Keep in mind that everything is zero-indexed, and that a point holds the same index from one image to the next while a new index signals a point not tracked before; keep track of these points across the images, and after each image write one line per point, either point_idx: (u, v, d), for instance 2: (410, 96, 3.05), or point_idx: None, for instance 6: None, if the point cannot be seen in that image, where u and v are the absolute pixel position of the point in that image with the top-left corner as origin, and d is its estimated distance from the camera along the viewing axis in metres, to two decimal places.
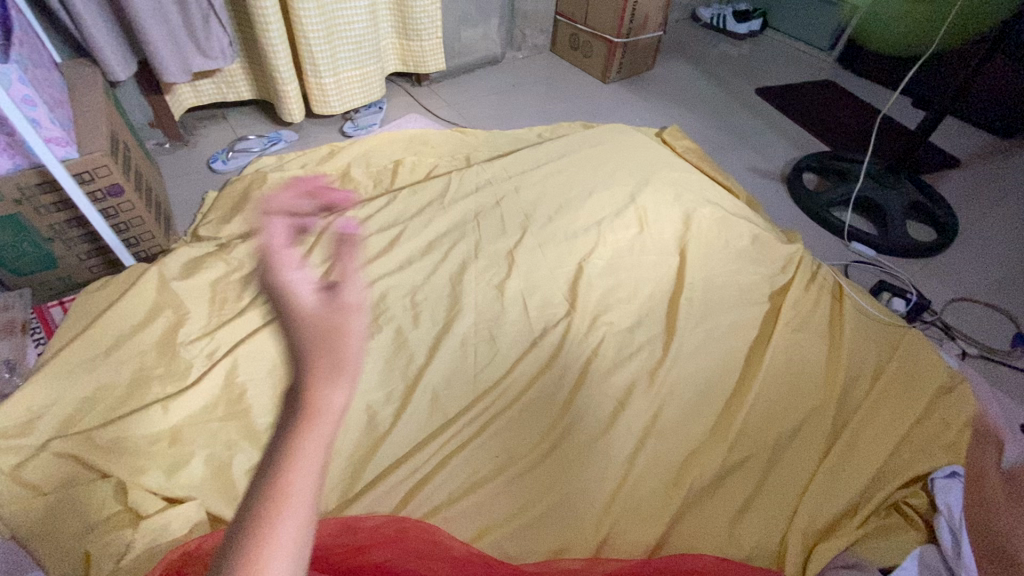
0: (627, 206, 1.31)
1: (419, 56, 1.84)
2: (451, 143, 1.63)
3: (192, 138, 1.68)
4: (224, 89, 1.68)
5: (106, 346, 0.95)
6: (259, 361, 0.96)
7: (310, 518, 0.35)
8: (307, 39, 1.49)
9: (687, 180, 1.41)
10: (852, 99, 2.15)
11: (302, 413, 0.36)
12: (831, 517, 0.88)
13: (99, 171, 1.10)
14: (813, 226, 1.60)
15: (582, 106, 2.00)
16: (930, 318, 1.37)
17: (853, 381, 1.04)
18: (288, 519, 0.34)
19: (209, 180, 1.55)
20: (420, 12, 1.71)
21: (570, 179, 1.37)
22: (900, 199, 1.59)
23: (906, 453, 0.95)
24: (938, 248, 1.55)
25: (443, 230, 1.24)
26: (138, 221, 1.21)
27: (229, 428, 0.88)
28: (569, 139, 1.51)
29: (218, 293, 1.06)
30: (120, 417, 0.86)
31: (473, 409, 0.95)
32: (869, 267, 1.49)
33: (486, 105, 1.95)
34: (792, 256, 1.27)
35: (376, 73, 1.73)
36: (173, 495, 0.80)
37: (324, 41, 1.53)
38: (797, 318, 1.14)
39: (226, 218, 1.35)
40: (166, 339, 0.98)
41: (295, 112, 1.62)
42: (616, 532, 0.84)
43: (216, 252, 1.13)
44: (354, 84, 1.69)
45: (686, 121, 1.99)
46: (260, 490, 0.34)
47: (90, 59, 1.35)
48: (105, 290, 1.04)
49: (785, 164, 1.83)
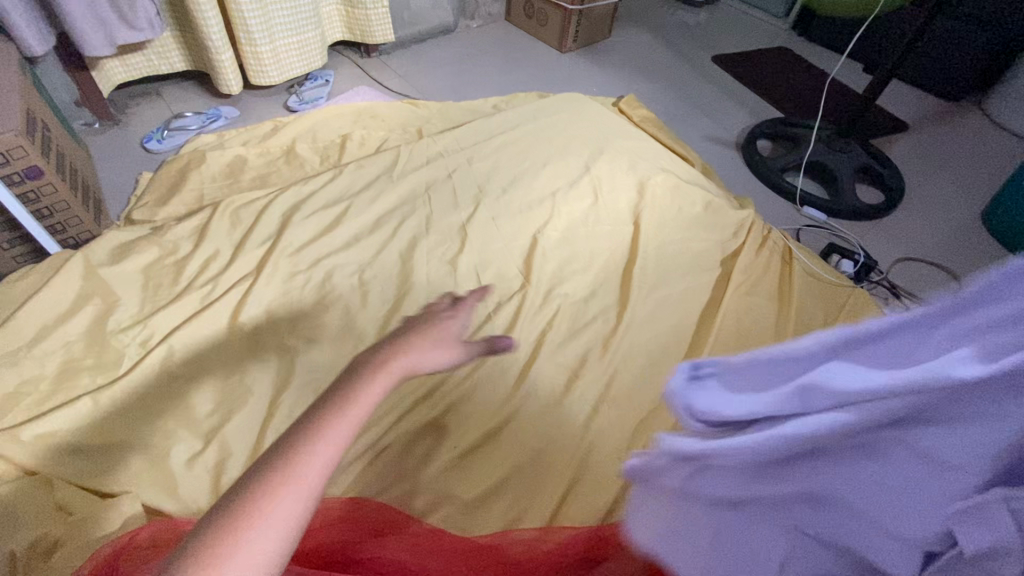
0: (581, 176, 1.29)
1: (366, 25, 1.76)
2: (402, 116, 1.58)
3: (124, 117, 1.58)
4: (156, 64, 1.58)
5: (29, 338, 0.89)
6: (198, 347, 0.92)
7: (303, 505, 0.43)
8: (237, 5, 1.41)
9: (641, 148, 1.40)
10: (805, 64, 2.16)
11: (326, 416, 0.46)
12: None
13: (13, 152, 1.02)
14: (767, 192, 1.62)
15: (538, 76, 1.96)
16: (878, 278, 1.40)
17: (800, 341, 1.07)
18: (288, 499, 0.42)
19: (144, 161, 1.46)
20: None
21: (523, 150, 1.35)
22: (850, 163, 1.62)
23: None
24: (885, 210, 1.59)
25: (392, 205, 1.20)
26: (63, 206, 1.13)
27: (167, 418, 0.84)
28: (523, 109, 1.48)
29: (152, 278, 1.01)
30: (46, 412, 0.81)
31: (425, 385, 0.93)
32: (820, 231, 1.52)
33: (439, 76, 1.89)
34: (744, 221, 1.28)
35: (318, 42, 1.65)
36: (107, 490, 0.76)
37: (257, 7, 1.45)
38: (747, 282, 1.15)
39: (162, 200, 1.28)
40: (95, 328, 0.92)
41: (232, 85, 1.55)
42: (570, 500, 0.84)
43: (149, 235, 1.07)
44: (293, 54, 1.62)
45: (643, 89, 1.98)
46: (271, 472, 0.43)
47: (0, 32, 1.24)
48: (26, 279, 0.98)
49: (741, 131, 1.84)
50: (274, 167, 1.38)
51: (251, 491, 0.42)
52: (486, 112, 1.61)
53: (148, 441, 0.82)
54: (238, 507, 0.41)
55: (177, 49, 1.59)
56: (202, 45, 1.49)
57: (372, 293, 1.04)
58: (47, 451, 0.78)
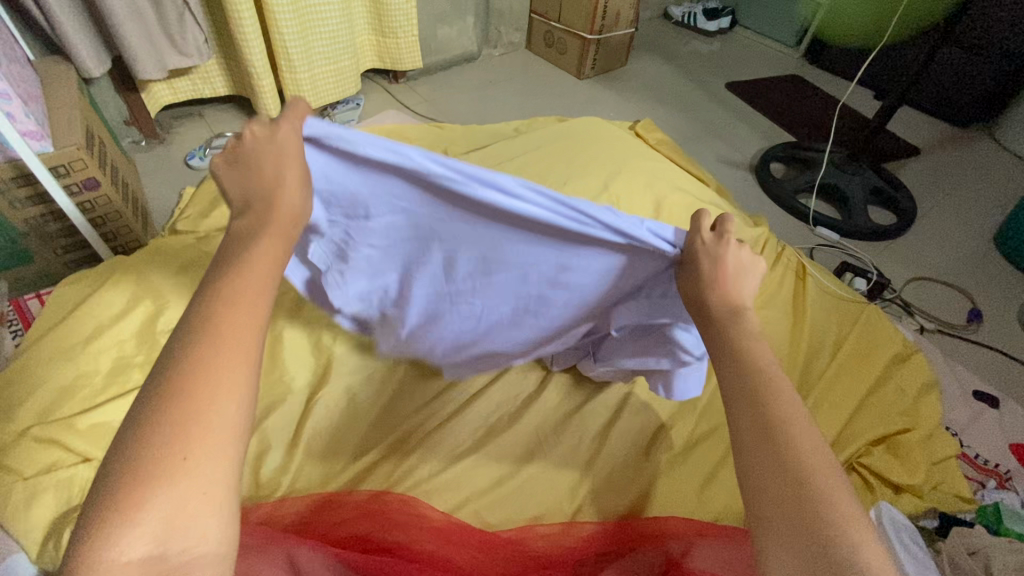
0: (600, 194, 1.34)
1: (396, 53, 1.86)
2: (429, 138, 1.66)
3: (169, 136, 1.68)
4: (201, 88, 1.68)
5: (85, 336, 0.95)
6: None
7: (201, 477, 0.35)
8: (280, 36, 1.51)
9: (658, 169, 1.46)
10: (816, 92, 2.23)
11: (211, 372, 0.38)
12: None
13: (75, 164, 1.10)
14: (781, 212, 1.66)
15: (557, 102, 2.05)
16: (891, 296, 1.42)
17: (816, 352, 1.09)
18: (182, 476, 0.34)
19: (186, 177, 1.55)
20: (396, 9, 1.73)
21: (544, 169, 1.41)
22: (861, 185, 1.66)
23: (868, 417, 0.99)
24: (898, 231, 1.62)
25: None
26: (115, 215, 1.21)
27: None
28: (544, 132, 1.55)
29: (197, 282, 1.07)
30: (101, 403, 0.87)
31: (453, 388, 0.97)
32: (833, 251, 1.55)
33: (463, 101, 1.98)
34: (759, 239, 1.32)
35: (351, 68, 1.75)
36: None
37: (298, 37, 1.55)
38: (764, 295, 1.18)
39: (204, 212, 1.36)
40: (145, 328, 0.98)
41: (270, 108, 1.64)
42: (592, 499, 0.87)
43: (194, 244, 1.14)
44: (329, 79, 1.71)
45: (659, 115, 2.05)
46: (143, 447, 0.35)
47: (64, 56, 1.34)
48: (83, 281, 1.04)
49: (755, 154, 1.89)
50: None
51: (146, 464, 0.34)
52: (509, 135, 1.68)
53: None
54: (127, 482, 0.34)
55: (221, 74, 1.69)
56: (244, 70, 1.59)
57: None
58: (100, 439, 0.83)
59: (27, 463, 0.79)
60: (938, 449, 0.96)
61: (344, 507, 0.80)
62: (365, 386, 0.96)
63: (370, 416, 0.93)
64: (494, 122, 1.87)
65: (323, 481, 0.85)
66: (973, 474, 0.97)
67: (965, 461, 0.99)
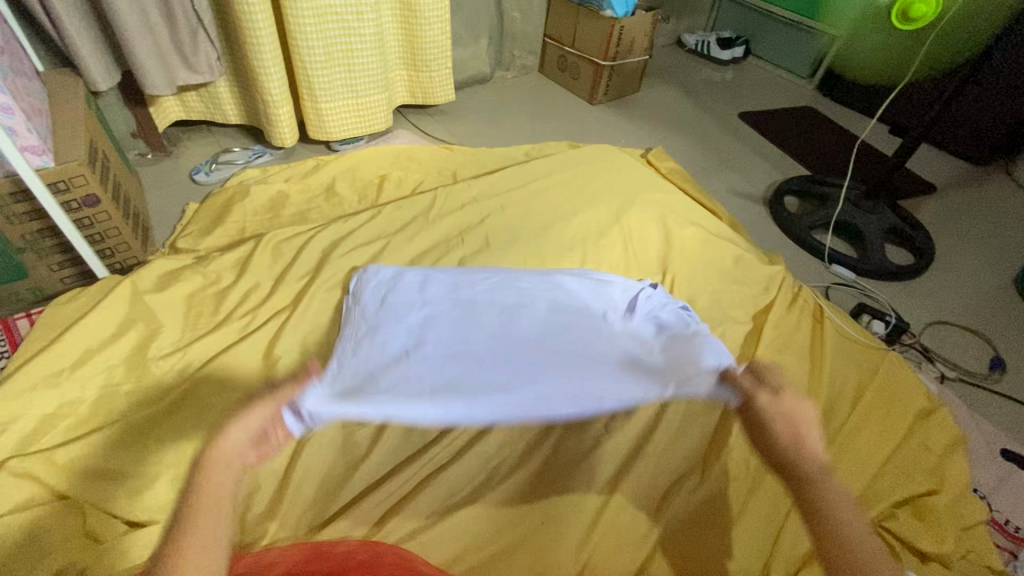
0: (612, 226, 1.31)
1: (429, 87, 1.84)
2: (439, 160, 1.63)
3: (175, 150, 1.66)
4: (211, 108, 1.65)
5: (72, 360, 0.91)
6: (232, 377, 0.94)
7: None
8: (305, 64, 1.50)
9: (671, 201, 1.42)
10: (832, 126, 2.21)
11: None
12: (812, 544, 0.86)
13: (76, 180, 1.07)
14: (795, 248, 1.63)
15: (568, 127, 2.03)
16: (910, 341, 1.37)
17: (834, 403, 1.04)
18: None
19: (190, 192, 1.53)
20: (430, 42, 1.70)
21: (555, 197, 1.38)
22: (879, 224, 1.62)
23: (889, 476, 0.94)
24: (915, 272, 1.58)
25: (428, 245, 1.23)
26: (114, 232, 1.18)
27: (198, 446, 0.85)
28: (556, 158, 1.52)
29: (194, 307, 1.04)
30: (84, 435, 0.83)
31: (454, 430, 0.92)
32: (849, 290, 1.51)
33: (474, 123, 1.97)
34: (774, 278, 1.28)
35: (383, 104, 1.71)
36: (136, 519, 0.77)
37: (323, 67, 1.53)
38: (778, 339, 1.15)
39: (206, 230, 1.33)
40: (136, 354, 0.94)
41: (287, 137, 1.61)
42: (598, 558, 0.82)
43: (192, 266, 1.11)
44: (355, 113, 1.67)
45: (671, 143, 2.03)
46: None
47: (74, 70, 1.33)
48: (75, 302, 1.01)
49: (768, 187, 1.86)
50: (314, 204, 1.43)
51: None
52: (519, 159, 1.66)
53: (177, 470, 0.82)
54: None
55: (231, 104, 1.65)
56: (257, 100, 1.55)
57: None
58: (80, 475, 0.79)
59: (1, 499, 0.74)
60: (967, 512, 0.90)
61: (333, 557, 0.74)
62: (362, 425, 0.91)
63: (368, 457, 0.88)
64: (504, 145, 1.85)
65: (314, 528, 0.80)
66: (1003, 542, 0.92)
67: (995, 526, 0.93)
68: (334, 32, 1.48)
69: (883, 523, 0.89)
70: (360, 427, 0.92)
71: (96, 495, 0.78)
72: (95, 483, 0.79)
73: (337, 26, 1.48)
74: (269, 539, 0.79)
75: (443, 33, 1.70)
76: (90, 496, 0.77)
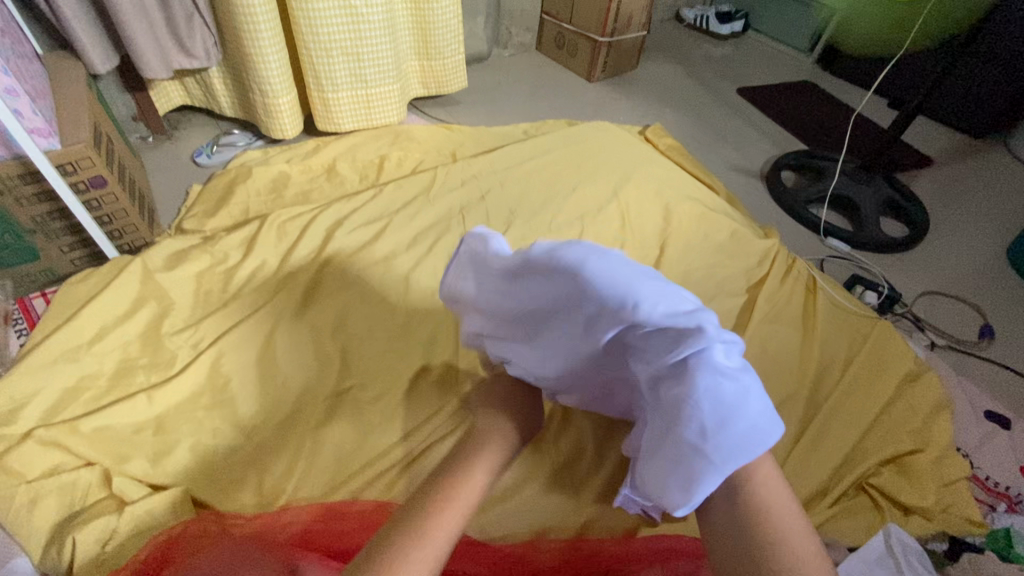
0: (610, 201, 1.33)
1: (441, 75, 1.83)
2: (437, 139, 1.64)
3: (176, 133, 1.67)
4: (209, 95, 1.65)
5: (90, 337, 0.95)
6: (243, 351, 0.97)
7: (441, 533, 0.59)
8: (311, 53, 1.50)
9: (668, 176, 1.44)
10: (832, 100, 2.21)
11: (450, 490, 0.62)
12: (802, 499, 0.91)
13: (82, 162, 1.09)
14: (791, 222, 1.65)
15: (567, 104, 2.03)
16: (902, 311, 1.40)
17: (824, 370, 1.08)
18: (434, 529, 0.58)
19: (193, 174, 1.55)
20: (441, 27, 1.68)
21: (554, 175, 1.40)
22: (873, 197, 1.64)
23: (875, 437, 0.98)
24: (910, 243, 1.60)
25: (429, 223, 1.26)
26: (122, 213, 1.21)
27: (214, 416, 0.88)
28: (556, 136, 1.53)
29: (203, 285, 1.06)
30: (105, 406, 0.86)
31: (457, 399, 0.95)
32: (844, 262, 1.54)
33: (474, 102, 1.97)
34: (769, 251, 1.30)
35: (394, 95, 1.68)
36: (158, 482, 0.81)
37: (329, 55, 1.52)
38: (772, 310, 1.18)
39: (211, 211, 1.35)
40: (150, 330, 0.98)
41: (287, 129, 1.60)
42: (598, 516, 0.86)
43: (200, 245, 1.14)
44: (365, 104, 1.66)
45: (669, 119, 2.04)
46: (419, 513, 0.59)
47: (72, 53, 1.33)
48: (88, 281, 1.03)
49: (765, 162, 1.87)
50: (316, 184, 1.45)
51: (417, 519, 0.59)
52: (518, 137, 1.67)
53: (196, 438, 0.86)
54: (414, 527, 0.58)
55: (227, 94, 1.64)
56: (253, 90, 1.54)
57: (409, 306, 1.08)
58: (102, 442, 0.83)
59: (29, 466, 0.78)
60: (949, 469, 0.95)
61: (349, 517, 0.81)
62: (369, 395, 0.95)
63: (376, 425, 0.92)
64: (503, 124, 1.86)
65: (327, 490, 0.84)
66: (984, 497, 0.96)
67: (976, 483, 0.98)
68: (340, 20, 1.47)
69: (868, 480, 0.93)
70: (368, 397, 0.95)
71: (120, 461, 0.81)
72: (117, 451, 0.82)
73: (342, 12, 1.45)
74: (284, 501, 0.83)
75: (453, 19, 1.68)
76: (114, 463, 0.81)
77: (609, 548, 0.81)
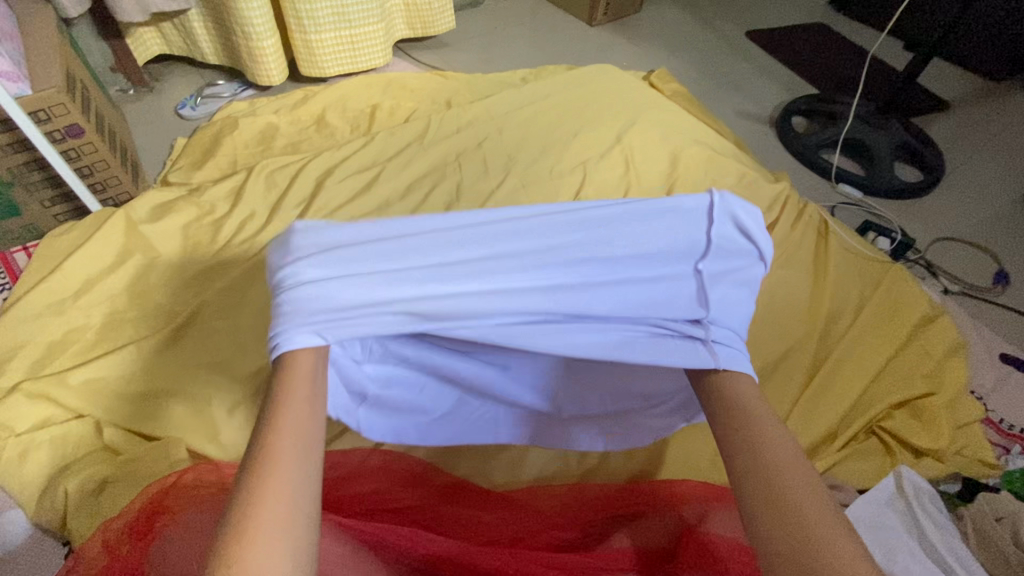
0: (613, 146, 1.27)
1: (428, 15, 1.73)
2: (431, 87, 1.57)
3: (158, 85, 1.60)
4: (190, 43, 1.57)
5: (75, 289, 0.91)
6: (234, 302, 0.94)
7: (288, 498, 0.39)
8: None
9: (675, 120, 1.37)
10: (844, 41, 2.10)
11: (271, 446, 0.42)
12: (811, 443, 0.88)
13: (56, 109, 1.03)
14: (801, 169, 1.58)
15: (567, 50, 1.93)
16: (914, 257, 1.36)
17: (836, 314, 1.04)
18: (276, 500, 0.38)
19: (177, 127, 1.48)
20: None
21: (554, 120, 1.33)
22: (888, 141, 1.57)
23: (887, 381, 0.96)
24: (924, 188, 1.54)
25: (423, 171, 1.20)
26: (103, 165, 1.15)
27: (207, 367, 0.86)
28: (556, 79, 1.45)
29: (190, 237, 1.02)
30: (94, 358, 0.83)
31: None
32: (855, 208, 1.48)
33: (468, 49, 1.88)
34: (779, 196, 1.25)
35: (378, 35, 1.60)
36: (152, 434, 0.79)
37: None
38: (783, 255, 1.13)
39: (197, 164, 1.30)
40: (137, 283, 0.94)
41: (274, 75, 1.53)
42: (603, 461, 0.84)
43: (186, 197, 1.09)
44: (349, 47, 1.58)
45: (673, 64, 1.94)
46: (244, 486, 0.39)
47: None
48: (70, 234, 0.99)
49: (774, 107, 1.79)
50: (305, 135, 1.39)
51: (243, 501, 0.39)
52: (516, 84, 1.59)
53: (189, 390, 0.83)
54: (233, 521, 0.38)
55: (208, 39, 1.56)
56: (235, 34, 1.46)
57: None
58: (92, 395, 0.80)
59: (19, 419, 0.76)
60: (963, 412, 0.93)
61: (346, 466, 0.78)
62: None
63: None
64: (499, 71, 1.78)
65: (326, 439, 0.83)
66: (997, 439, 0.94)
67: (989, 425, 0.96)
68: None
69: (879, 423, 0.91)
70: None
71: (111, 413, 0.79)
72: (109, 403, 0.80)
73: None
74: None
75: None
76: (106, 415, 0.79)
77: (612, 495, 0.78)
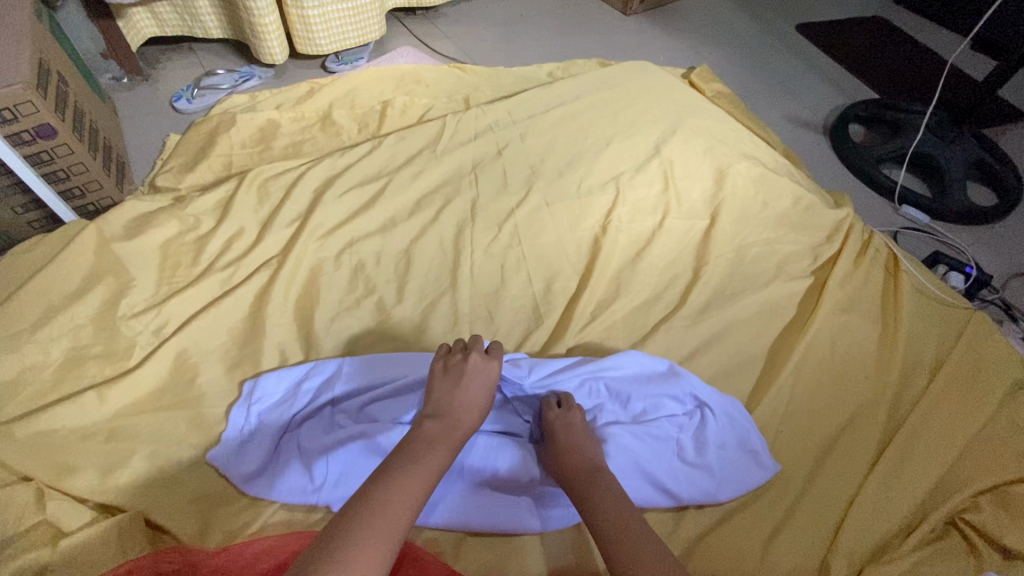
0: (650, 159, 1.12)
1: None
2: (448, 82, 1.42)
3: (154, 72, 1.48)
4: (188, 20, 1.45)
5: (32, 319, 0.80)
6: (215, 341, 0.83)
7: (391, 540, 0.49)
8: None
9: (721, 129, 1.21)
10: (907, 39, 1.90)
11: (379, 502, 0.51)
12: (880, 538, 0.74)
13: (23, 107, 0.91)
14: (860, 186, 1.41)
15: (597, 40, 1.77)
16: (989, 296, 1.19)
17: (908, 375, 0.89)
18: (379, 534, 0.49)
19: (172, 122, 1.36)
20: None
21: (584, 126, 1.18)
22: (962, 157, 1.38)
23: (972, 462, 0.81)
24: (1002, 213, 1.35)
25: (435, 184, 1.06)
26: (81, 168, 1.04)
27: (177, 419, 0.75)
28: (586, 77, 1.29)
29: (170, 257, 0.91)
30: (48, 406, 0.73)
31: None
32: (921, 235, 1.31)
33: (488, 36, 1.72)
34: (840, 224, 1.09)
35: (375, 9, 1.48)
36: (107, 502, 0.68)
37: None
38: (844, 298, 0.98)
39: (189, 166, 1.18)
40: (106, 312, 0.83)
41: (276, 53, 1.41)
42: None
43: (170, 208, 0.97)
44: (346, 22, 1.45)
45: (715, 59, 1.76)
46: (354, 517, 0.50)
47: None
48: (36, 250, 0.88)
49: (828, 113, 1.61)
50: (308, 134, 1.26)
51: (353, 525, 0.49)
52: (542, 81, 1.44)
53: (156, 446, 0.73)
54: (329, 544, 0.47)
55: (210, 15, 1.44)
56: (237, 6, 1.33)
57: (409, 287, 0.92)
58: (43, 451, 0.69)
59: None
60: None
61: None
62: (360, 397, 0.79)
63: None
64: (521, 64, 1.62)
65: (310, 515, 0.71)
66: None
67: None
68: None
69: (962, 515, 0.76)
70: None
71: (63, 475, 0.68)
72: (60, 462, 0.69)
73: None
74: (254, 528, 0.69)
75: None
76: (55, 477, 0.68)
77: None
